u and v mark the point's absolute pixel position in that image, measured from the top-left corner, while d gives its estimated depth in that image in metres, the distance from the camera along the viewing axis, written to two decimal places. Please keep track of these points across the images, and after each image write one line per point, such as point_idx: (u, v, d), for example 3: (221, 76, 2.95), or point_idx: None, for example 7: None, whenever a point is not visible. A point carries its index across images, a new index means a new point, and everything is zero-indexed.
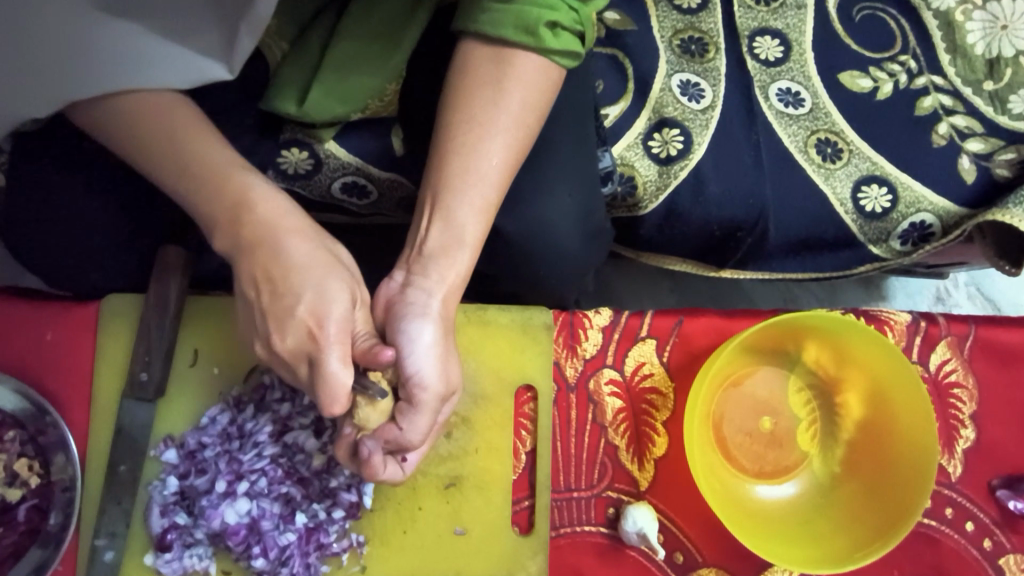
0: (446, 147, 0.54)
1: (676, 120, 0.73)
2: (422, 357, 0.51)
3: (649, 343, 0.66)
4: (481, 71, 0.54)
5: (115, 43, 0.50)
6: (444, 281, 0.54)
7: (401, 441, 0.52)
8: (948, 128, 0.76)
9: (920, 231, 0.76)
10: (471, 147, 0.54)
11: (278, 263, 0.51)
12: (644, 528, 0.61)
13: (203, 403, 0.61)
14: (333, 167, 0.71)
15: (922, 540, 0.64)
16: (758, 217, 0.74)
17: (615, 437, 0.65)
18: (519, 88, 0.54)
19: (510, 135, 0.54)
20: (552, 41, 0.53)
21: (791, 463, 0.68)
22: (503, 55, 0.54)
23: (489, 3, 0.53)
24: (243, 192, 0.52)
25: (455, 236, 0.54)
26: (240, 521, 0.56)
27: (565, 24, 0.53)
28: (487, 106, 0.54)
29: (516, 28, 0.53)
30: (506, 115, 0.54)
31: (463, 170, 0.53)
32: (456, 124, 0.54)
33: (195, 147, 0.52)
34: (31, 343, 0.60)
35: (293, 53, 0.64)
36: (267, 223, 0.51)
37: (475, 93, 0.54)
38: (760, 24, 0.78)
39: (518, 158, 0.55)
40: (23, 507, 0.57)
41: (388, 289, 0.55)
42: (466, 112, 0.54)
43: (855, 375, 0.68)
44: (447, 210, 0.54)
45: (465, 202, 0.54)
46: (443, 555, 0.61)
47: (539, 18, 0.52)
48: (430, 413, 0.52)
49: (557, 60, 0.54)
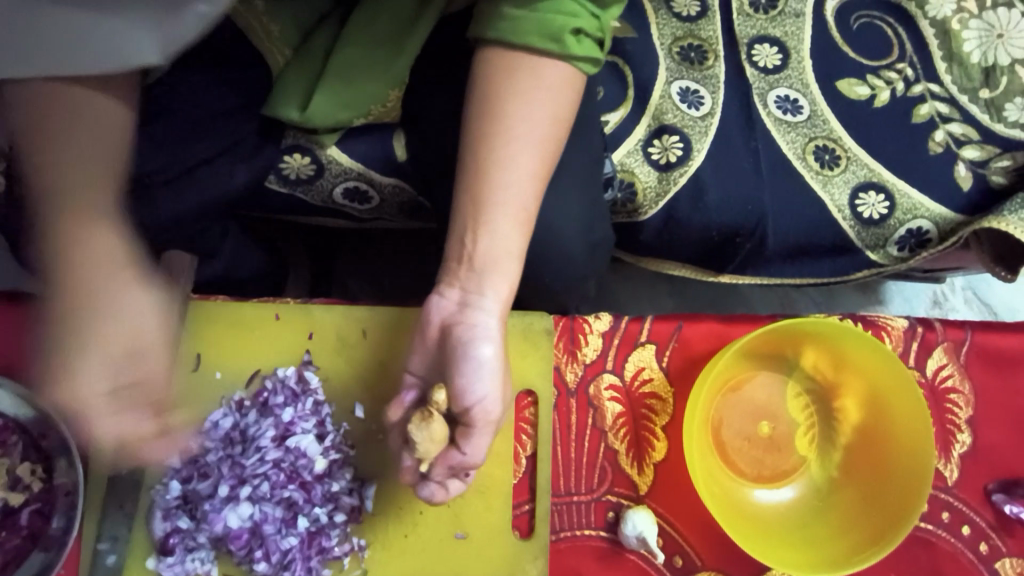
0: (485, 163, 0.55)
1: (676, 126, 0.74)
2: (485, 384, 0.53)
3: (648, 348, 0.67)
4: (509, 83, 0.55)
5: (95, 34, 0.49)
6: (496, 294, 0.56)
7: (458, 458, 0.54)
8: (945, 135, 0.77)
9: (917, 237, 0.76)
10: (510, 160, 0.55)
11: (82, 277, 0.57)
12: (643, 531, 0.62)
13: (206, 408, 0.61)
14: (335, 172, 0.71)
15: (918, 544, 0.65)
16: (756, 223, 0.74)
17: (615, 441, 0.65)
18: (547, 97, 0.55)
19: (546, 146, 0.56)
20: (575, 48, 0.55)
21: (790, 468, 0.69)
22: (534, 66, 0.55)
23: (511, 11, 0.54)
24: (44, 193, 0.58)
25: (503, 251, 0.56)
26: (242, 525, 0.57)
27: (587, 30, 0.55)
28: (517, 120, 0.55)
29: (541, 35, 0.54)
30: (537, 126, 0.55)
31: (502, 183, 0.55)
32: (494, 138, 0.55)
33: (58, 159, 0.56)
34: (34, 349, 0.60)
35: (297, 58, 0.64)
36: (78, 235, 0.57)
37: (504, 107, 0.55)
38: (759, 32, 0.79)
39: (552, 164, 0.58)
40: (26, 512, 0.57)
41: (442, 307, 0.57)
42: (503, 124, 0.55)
43: (853, 379, 0.69)
44: (490, 225, 0.55)
45: (508, 216, 0.56)
46: (445, 559, 0.61)
47: (563, 25, 0.54)
48: (487, 432, 0.54)
49: (579, 66, 0.56)
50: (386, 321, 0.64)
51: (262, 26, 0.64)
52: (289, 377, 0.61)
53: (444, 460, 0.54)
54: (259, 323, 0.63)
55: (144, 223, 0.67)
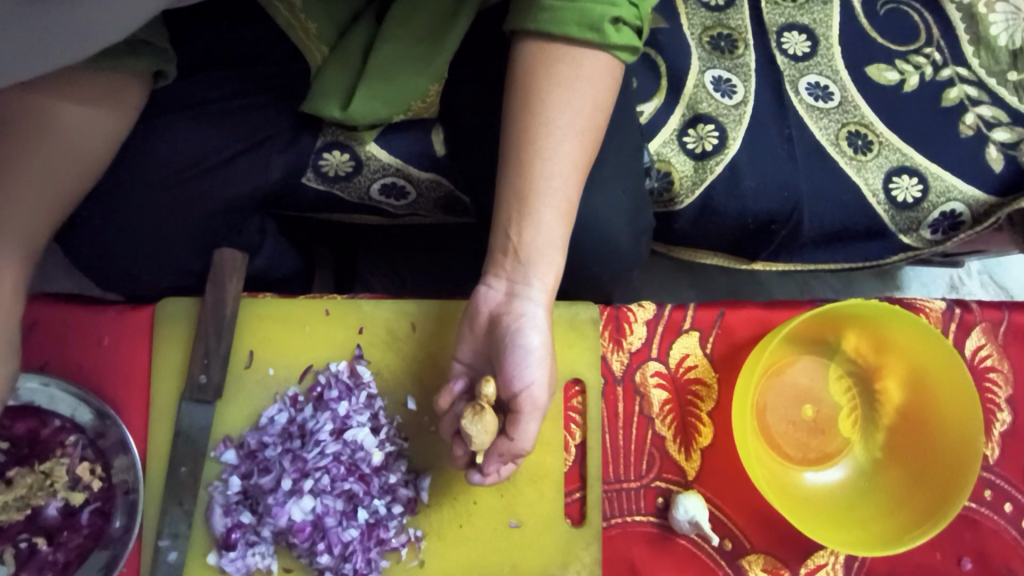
0: (528, 154, 0.55)
1: (710, 115, 0.75)
2: (534, 370, 0.53)
3: (692, 334, 0.67)
4: (550, 72, 0.54)
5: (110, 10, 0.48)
6: (542, 285, 0.55)
7: (510, 443, 0.53)
8: (975, 118, 0.78)
9: (950, 220, 0.77)
10: (551, 151, 0.55)
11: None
12: (695, 515, 0.62)
13: (260, 404, 0.61)
14: (373, 168, 0.72)
15: (963, 522, 0.66)
16: (792, 210, 0.75)
17: (662, 428, 0.66)
18: (589, 86, 0.55)
19: (587, 135, 0.56)
20: (615, 37, 0.54)
21: (835, 450, 0.70)
22: (573, 56, 0.54)
23: (548, 2, 0.53)
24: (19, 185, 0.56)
25: (546, 241, 0.55)
26: (305, 518, 0.57)
27: (626, 19, 0.54)
28: (560, 110, 0.55)
29: (580, 26, 0.53)
30: (579, 116, 0.55)
31: (547, 174, 0.55)
32: (536, 128, 0.55)
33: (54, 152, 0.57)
34: (87, 350, 0.61)
35: (335, 55, 0.64)
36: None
37: (547, 97, 0.55)
38: (788, 19, 0.80)
39: (592, 153, 0.57)
40: (86, 511, 0.58)
41: (490, 299, 0.57)
42: (544, 116, 0.55)
43: (895, 361, 0.70)
44: (535, 215, 0.55)
45: (552, 206, 0.55)
46: (499, 548, 0.62)
47: (602, 14, 0.53)
48: (537, 416, 0.53)
49: (618, 55, 0.55)
50: (437, 313, 0.64)
51: (301, 25, 0.64)
52: (342, 371, 0.62)
53: (496, 449, 0.54)
54: (309, 320, 0.63)
55: (188, 223, 0.67)
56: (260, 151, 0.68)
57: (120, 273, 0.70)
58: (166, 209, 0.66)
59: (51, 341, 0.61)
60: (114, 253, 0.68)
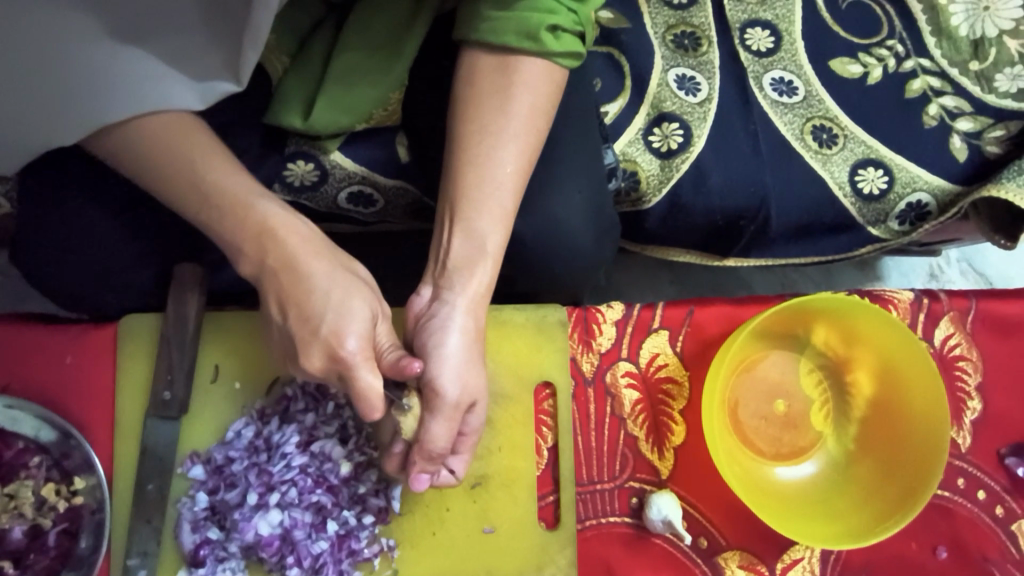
0: (461, 161, 0.56)
1: (675, 114, 0.75)
2: (450, 376, 0.53)
3: (662, 333, 0.67)
4: (486, 79, 0.56)
5: (135, 77, 0.52)
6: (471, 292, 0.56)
7: (422, 446, 0.53)
8: (938, 109, 0.78)
9: (917, 211, 0.78)
10: (486, 155, 0.55)
11: (321, 296, 0.53)
12: (668, 515, 0.62)
13: (228, 418, 0.61)
14: (339, 177, 0.71)
15: (938, 510, 0.66)
16: (759, 205, 0.75)
17: (634, 428, 0.66)
18: (525, 92, 0.55)
19: (522, 142, 0.56)
20: (554, 44, 0.55)
21: (807, 444, 0.70)
22: (509, 64, 0.55)
23: (488, 12, 0.55)
24: (263, 216, 0.53)
25: (476, 247, 0.55)
26: (273, 532, 0.57)
27: (565, 26, 0.55)
28: (494, 114, 0.56)
29: (518, 35, 0.54)
30: (515, 120, 0.56)
31: (479, 179, 0.55)
32: (468, 135, 0.56)
33: (208, 175, 0.53)
34: (52, 369, 0.60)
35: (295, 66, 0.64)
36: (287, 248, 0.53)
37: (482, 102, 0.56)
38: (750, 16, 0.80)
39: (532, 160, 0.57)
40: (53, 532, 0.57)
41: (418, 306, 0.57)
42: (476, 122, 0.56)
43: (864, 354, 0.70)
44: (465, 222, 0.56)
45: (483, 212, 0.55)
46: (473, 554, 0.61)
47: (540, 22, 0.54)
48: (449, 416, 0.53)
49: (560, 61, 0.56)
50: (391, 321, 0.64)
51: None
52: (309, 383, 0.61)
53: (413, 456, 0.54)
54: None
55: None
56: None
57: (73, 295, 0.67)
58: (118, 233, 0.63)
59: (14, 361, 0.60)
60: (66, 278, 0.65)
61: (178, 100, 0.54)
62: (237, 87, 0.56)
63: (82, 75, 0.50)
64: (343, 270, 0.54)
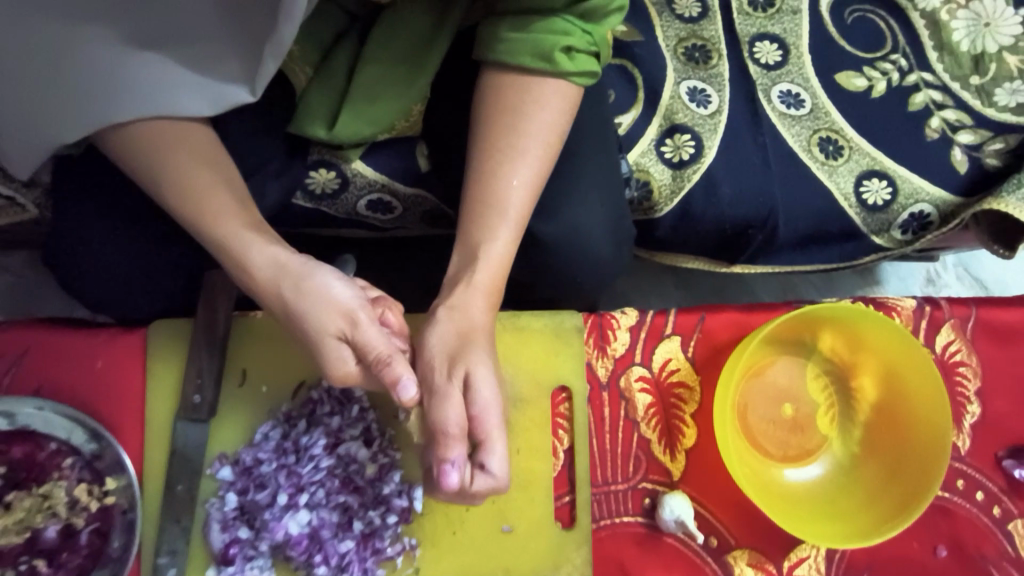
0: (474, 177, 0.58)
1: (687, 125, 0.77)
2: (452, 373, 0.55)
3: (674, 340, 0.69)
4: (500, 97, 0.58)
5: (154, 80, 0.54)
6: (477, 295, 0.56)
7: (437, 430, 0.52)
8: (940, 122, 0.81)
9: (919, 221, 0.80)
10: (493, 170, 0.57)
11: (291, 320, 0.54)
12: (681, 515, 0.64)
13: (254, 420, 0.63)
14: (360, 185, 0.73)
15: (938, 511, 0.68)
16: (767, 214, 0.77)
17: (647, 431, 0.68)
18: (537, 109, 0.58)
19: (529, 157, 0.57)
20: (568, 64, 0.57)
21: (814, 446, 0.73)
22: (519, 83, 0.58)
23: (505, 34, 0.57)
24: (230, 235, 0.54)
25: (479, 255, 0.57)
26: (302, 531, 0.59)
27: (579, 47, 0.57)
28: (506, 130, 0.58)
29: (533, 56, 0.57)
30: (524, 136, 0.57)
31: (483, 192, 0.57)
32: (480, 152, 0.58)
33: (180, 192, 0.54)
34: (83, 372, 0.62)
35: (319, 77, 0.65)
36: (250, 274, 0.54)
37: (496, 119, 0.58)
38: (759, 30, 0.82)
39: (542, 174, 0.58)
40: (86, 532, 0.59)
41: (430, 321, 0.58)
42: (487, 139, 0.58)
43: (869, 360, 0.73)
44: (468, 234, 0.58)
45: (485, 225, 0.57)
46: (492, 553, 0.63)
47: (554, 44, 0.56)
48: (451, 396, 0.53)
49: (575, 81, 0.58)
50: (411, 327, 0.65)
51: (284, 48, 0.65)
52: (334, 387, 0.63)
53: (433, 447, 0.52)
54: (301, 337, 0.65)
55: None
56: (254, 178, 0.69)
57: (99, 300, 0.69)
58: (143, 239, 0.65)
59: (45, 364, 0.62)
60: (93, 283, 0.66)
61: (194, 105, 0.55)
62: (250, 96, 0.57)
63: (101, 79, 0.52)
64: (297, 296, 0.53)
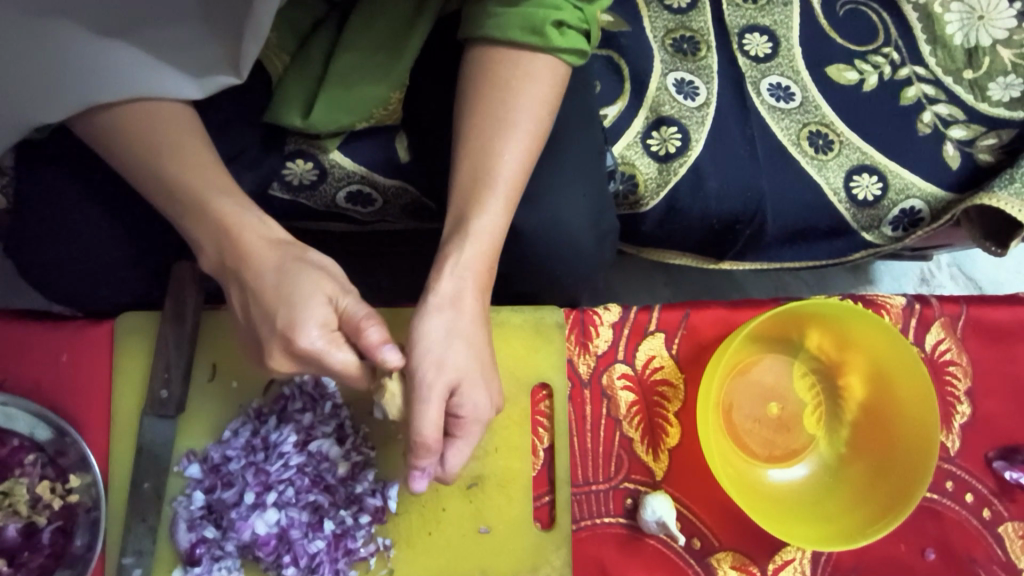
0: (466, 150, 0.56)
1: (673, 118, 0.75)
2: (450, 363, 0.52)
3: (658, 336, 0.68)
4: (490, 71, 0.56)
5: (119, 64, 0.51)
6: (460, 279, 0.54)
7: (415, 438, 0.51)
8: (932, 116, 0.79)
9: (910, 217, 0.78)
10: (487, 145, 0.55)
11: (269, 309, 0.51)
12: (663, 516, 0.63)
13: (225, 417, 0.61)
14: (338, 176, 0.71)
15: (925, 513, 0.67)
16: (755, 210, 0.76)
17: (629, 429, 0.66)
18: (529, 86, 0.56)
19: (521, 131, 0.55)
20: (559, 40, 0.55)
21: (799, 447, 0.71)
22: (509, 57, 0.56)
23: (494, 9, 0.55)
24: (219, 214, 0.52)
25: (465, 230, 0.55)
26: (270, 531, 0.57)
27: (570, 22, 0.56)
28: (498, 105, 0.56)
29: (523, 30, 0.55)
30: (515, 113, 0.56)
31: (478, 166, 0.55)
32: (467, 126, 0.56)
33: (161, 169, 0.52)
34: (47, 366, 0.60)
35: (296, 65, 0.64)
36: (244, 245, 0.51)
37: (487, 93, 0.56)
38: (749, 21, 0.81)
39: (533, 151, 0.57)
40: (48, 530, 0.57)
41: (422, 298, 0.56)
42: (477, 115, 0.56)
43: (856, 358, 0.71)
44: (463, 209, 0.55)
45: (479, 199, 0.55)
46: (470, 554, 0.61)
47: (545, 18, 0.54)
48: (428, 401, 0.51)
49: (564, 57, 0.56)
50: None
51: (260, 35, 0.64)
52: (306, 383, 0.61)
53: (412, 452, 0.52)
54: None
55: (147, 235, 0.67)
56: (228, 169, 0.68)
57: (66, 293, 0.67)
58: (110, 231, 0.63)
59: (8, 357, 0.60)
60: (59, 275, 0.65)
61: (172, 91, 0.53)
62: (238, 79, 0.55)
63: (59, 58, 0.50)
64: (296, 264, 0.51)
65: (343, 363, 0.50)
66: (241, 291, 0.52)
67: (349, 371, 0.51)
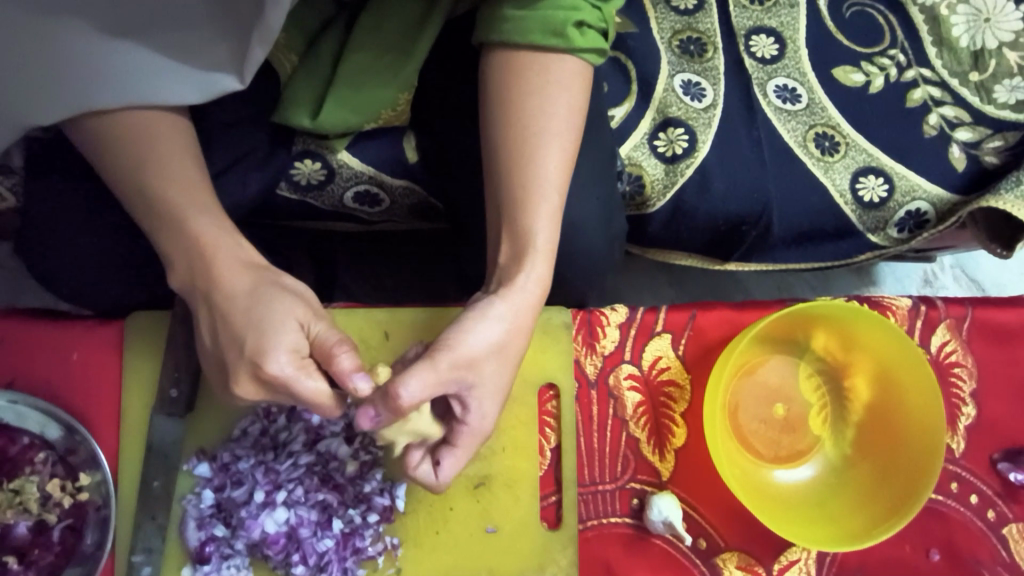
0: (510, 161, 0.56)
1: (680, 119, 0.75)
2: (490, 367, 0.53)
3: (664, 337, 0.68)
4: (523, 79, 0.56)
5: (122, 65, 0.51)
6: (527, 291, 0.55)
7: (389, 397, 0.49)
8: (938, 119, 0.80)
9: (916, 219, 0.79)
10: (532, 156, 0.56)
11: (235, 331, 0.50)
12: (669, 516, 0.63)
13: (234, 416, 0.61)
14: (346, 176, 0.71)
15: (930, 514, 0.67)
16: (762, 211, 0.76)
17: (636, 430, 0.66)
18: (562, 91, 0.56)
19: (562, 139, 0.56)
20: (580, 40, 0.55)
21: (806, 448, 0.71)
22: (536, 63, 0.56)
23: (511, 13, 0.55)
24: (197, 230, 0.52)
25: (529, 246, 0.56)
26: (279, 530, 0.58)
27: (590, 22, 0.56)
28: (536, 114, 0.56)
29: (545, 33, 0.55)
30: (556, 121, 0.56)
31: (524, 178, 0.56)
32: (509, 143, 0.56)
33: (145, 178, 0.52)
34: (57, 365, 0.61)
35: (304, 65, 0.64)
36: (216, 264, 0.52)
37: (523, 102, 0.56)
38: (755, 23, 0.81)
39: (572, 157, 0.57)
40: (59, 528, 0.57)
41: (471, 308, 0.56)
42: (516, 125, 0.56)
43: (863, 359, 0.71)
44: (512, 221, 0.56)
45: (530, 211, 0.55)
46: (477, 553, 0.62)
47: (566, 20, 0.55)
48: (439, 378, 0.50)
49: (586, 57, 0.57)
50: (382, 321, 0.64)
51: None
52: None
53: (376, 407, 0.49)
54: None
55: None
56: (236, 168, 0.68)
57: (76, 292, 0.67)
58: (119, 231, 0.63)
59: (19, 356, 0.60)
60: (69, 275, 0.65)
61: (172, 95, 0.53)
62: (240, 84, 0.55)
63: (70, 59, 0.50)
64: (271, 287, 0.52)
65: (311, 390, 0.50)
66: (209, 310, 0.52)
67: (309, 400, 0.50)
